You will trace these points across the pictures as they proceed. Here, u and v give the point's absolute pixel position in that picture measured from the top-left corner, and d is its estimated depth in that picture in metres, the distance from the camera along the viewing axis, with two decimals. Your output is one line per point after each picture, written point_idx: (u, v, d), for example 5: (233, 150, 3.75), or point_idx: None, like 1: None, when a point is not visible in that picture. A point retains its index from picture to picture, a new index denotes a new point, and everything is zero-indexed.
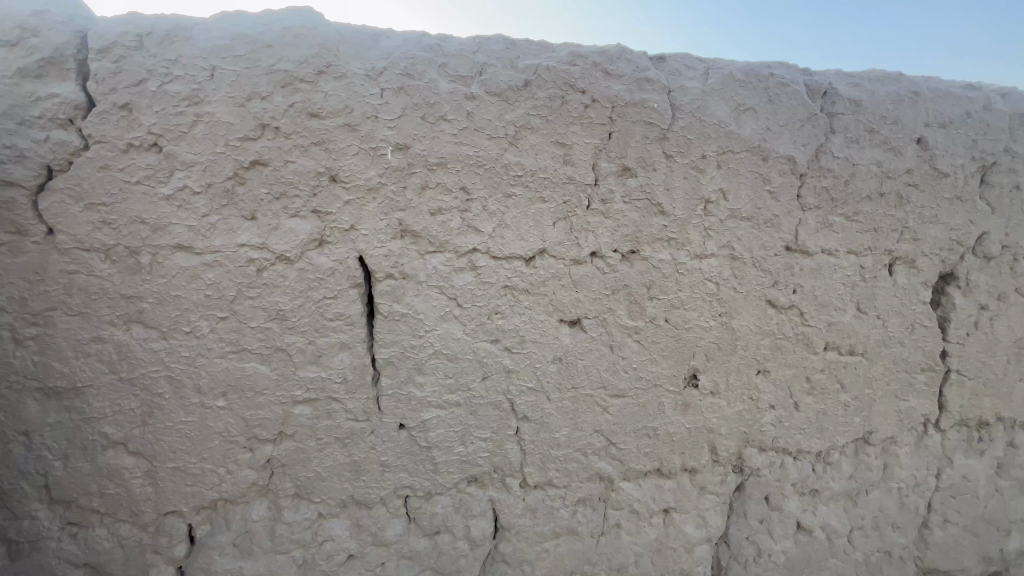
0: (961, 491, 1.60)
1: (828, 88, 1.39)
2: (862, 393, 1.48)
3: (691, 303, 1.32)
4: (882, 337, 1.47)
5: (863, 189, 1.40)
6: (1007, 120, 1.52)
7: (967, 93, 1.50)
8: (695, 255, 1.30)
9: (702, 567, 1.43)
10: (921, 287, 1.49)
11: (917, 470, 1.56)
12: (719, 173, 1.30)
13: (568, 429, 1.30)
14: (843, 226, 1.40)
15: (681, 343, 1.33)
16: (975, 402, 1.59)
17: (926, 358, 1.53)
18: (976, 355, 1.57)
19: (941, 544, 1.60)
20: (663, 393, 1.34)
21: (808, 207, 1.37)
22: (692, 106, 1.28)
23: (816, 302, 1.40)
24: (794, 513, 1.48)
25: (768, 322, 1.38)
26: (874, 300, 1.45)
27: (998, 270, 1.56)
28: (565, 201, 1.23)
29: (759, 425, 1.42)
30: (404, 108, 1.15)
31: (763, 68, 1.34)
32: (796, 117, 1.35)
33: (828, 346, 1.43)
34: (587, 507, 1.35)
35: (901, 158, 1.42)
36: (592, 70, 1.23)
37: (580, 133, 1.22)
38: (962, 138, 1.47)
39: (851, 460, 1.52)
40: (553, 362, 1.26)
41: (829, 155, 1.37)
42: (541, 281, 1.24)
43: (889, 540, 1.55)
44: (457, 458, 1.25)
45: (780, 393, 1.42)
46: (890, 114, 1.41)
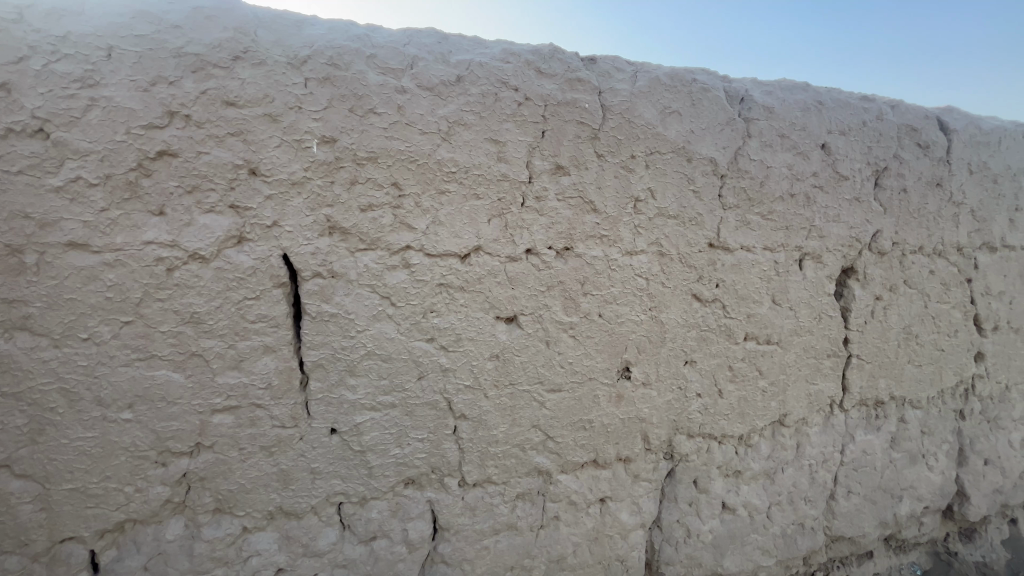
0: (861, 464, 1.77)
1: (744, 95, 1.48)
2: (778, 379, 1.60)
3: (623, 298, 1.36)
4: (794, 326, 1.60)
5: (776, 190, 1.51)
6: (895, 129, 1.70)
7: (863, 104, 1.66)
8: (626, 252, 1.35)
9: (637, 552, 1.48)
10: (826, 280, 1.63)
11: (825, 447, 1.71)
12: (647, 173, 1.35)
13: (506, 426, 1.31)
14: (759, 224, 1.50)
15: (614, 337, 1.37)
16: (873, 383, 1.77)
17: (831, 345, 1.67)
18: (873, 341, 1.74)
19: (846, 514, 1.76)
20: (597, 385, 1.38)
21: (728, 206, 1.45)
22: (622, 107, 1.32)
23: (737, 295, 1.50)
24: (719, 494, 1.57)
25: (694, 315, 1.45)
26: (786, 293, 1.56)
27: (889, 264, 1.74)
28: (500, 198, 1.23)
29: (687, 413, 1.50)
30: (330, 99, 1.10)
31: (687, 73, 1.41)
32: (717, 121, 1.43)
33: (748, 336, 1.53)
34: (526, 501, 1.36)
35: (808, 161, 1.54)
36: (524, 68, 1.24)
37: (513, 130, 1.23)
38: (859, 145, 1.63)
39: (769, 442, 1.64)
40: (490, 359, 1.26)
41: (746, 158, 1.46)
42: (477, 278, 1.23)
43: (802, 513, 1.69)
44: (393, 461, 1.23)
45: (706, 381, 1.50)
46: (798, 121, 1.53)
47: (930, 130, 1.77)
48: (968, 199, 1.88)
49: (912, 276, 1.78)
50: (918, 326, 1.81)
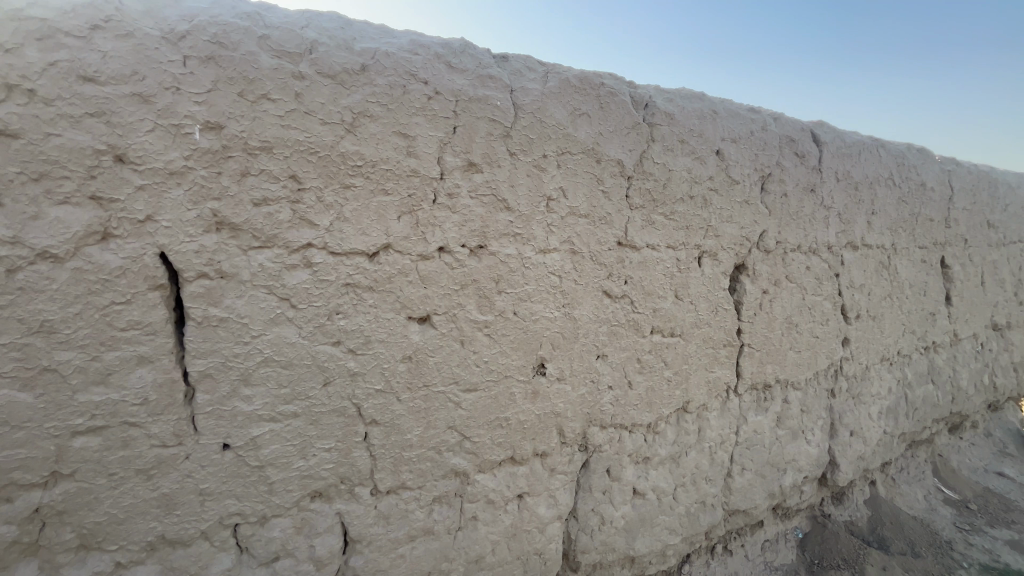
0: (752, 443, 1.95)
1: (648, 100, 1.56)
2: (681, 369, 1.71)
3: (537, 296, 1.38)
4: (694, 319, 1.71)
5: (677, 192, 1.61)
6: (777, 139, 1.88)
7: (751, 115, 1.81)
8: (539, 250, 1.37)
9: (554, 544, 1.51)
10: (722, 276, 1.77)
11: (723, 430, 1.86)
12: (558, 173, 1.38)
13: (421, 429, 1.27)
14: (663, 223, 1.59)
15: (529, 334, 1.38)
16: (761, 369, 1.95)
17: (727, 335, 1.82)
18: (761, 331, 1.91)
19: (741, 489, 1.93)
20: (513, 383, 1.38)
21: (635, 206, 1.53)
22: (533, 106, 1.33)
23: (643, 291, 1.58)
24: (630, 480, 1.65)
25: (605, 311, 1.51)
26: (687, 288, 1.68)
27: (773, 261, 1.93)
28: (410, 194, 1.19)
29: (599, 405, 1.55)
30: (215, 81, 1.00)
31: (596, 77, 1.45)
32: (623, 124, 1.49)
33: (654, 330, 1.62)
34: (443, 504, 1.34)
35: (705, 166, 1.66)
36: (434, 61, 1.21)
37: (423, 124, 1.19)
38: (748, 153, 1.78)
39: (674, 428, 1.75)
40: (403, 361, 1.22)
41: (650, 161, 1.54)
42: (386, 277, 1.18)
43: (703, 492, 1.82)
44: (297, 474, 1.14)
45: (617, 374, 1.57)
46: (696, 128, 1.64)
47: (805, 142, 1.99)
48: (836, 204, 2.13)
49: (792, 272, 1.99)
50: (797, 316, 2.03)
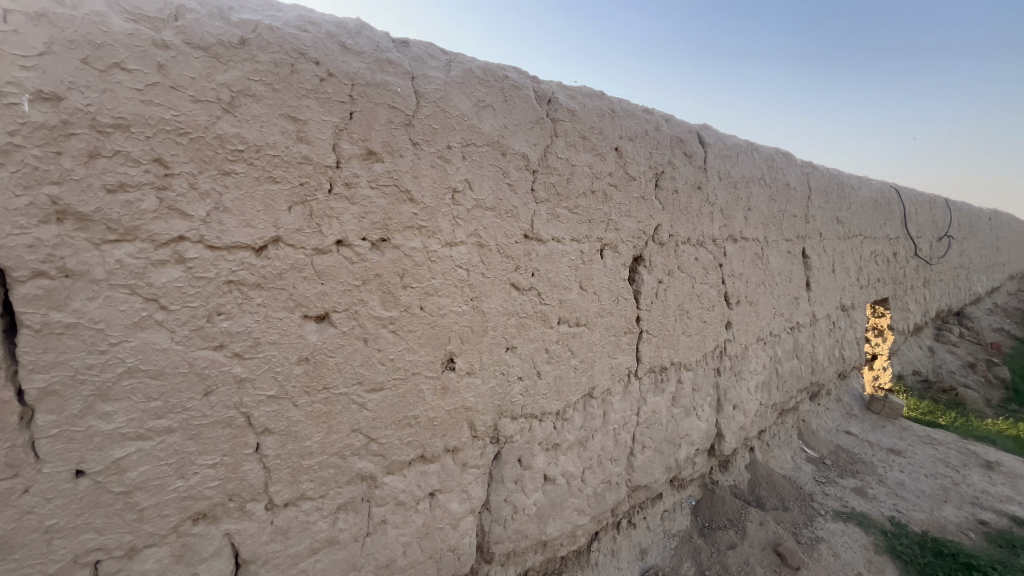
0: (651, 422, 2.09)
1: (551, 96, 1.59)
2: (586, 357, 1.79)
3: (444, 290, 1.35)
4: (598, 308, 1.80)
5: (580, 187, 1.67)
6: (669, 140, 2.02)
7: (645, 116, 1.93)
8: (446, 243, 1.34)
9: (468, 538, 1.51)
10: (622, 267, 1.87)
11: (625, 412, 1.98)
12: (463, 165, 1.36)
13: (322, 434, 1.19)
14: (567, 217, 1.64)
15: (437, 329, 1.35)
16: (658, 353, 2.10)
17: (628, 323, 1.93)
18: (657, 318, 2.06)
19: (642, 466, 2.07)
20: (421, 380, 1.35)
21: (540, 200, 1.56)
22: (435, 95, 1.29)
23: (550, 283, 1.62)
24: (541, 468, 1.70)
25: (513, 304, 1.52)
26: (591, 280, 1.75)
27: (667, 253, 2.08)
28: (302, 183, 1.10)
29: (509, 396, 1.57)
30: (49, 43, 0.84)
31: (499, 70, 1.45)
32: (528, 118, 1.51)
33: (560, 320, 1.67)
34: (348, 511, 1.27)
35: (605, 162, 1.74)
36: (326, 40, 1.13)
37: (315, 107, 1.10)
38: (643, 151, 1.89)
39: (581, 414, 1.82)
40: (299, 363, 1.13)
41: (554, 156, 1.58)
42: (277, 273, 1.09)
43: (608, 472, 1.93)
44: (174, 496, 1.02)
45: (526, 365, 1.60)
46: (596, 125, 1.71)
47: (693, 143, 2.16)
48: (719, 200, 2.35)
49: (683, 263, 2.16)
50: (688, 303, 2.21)
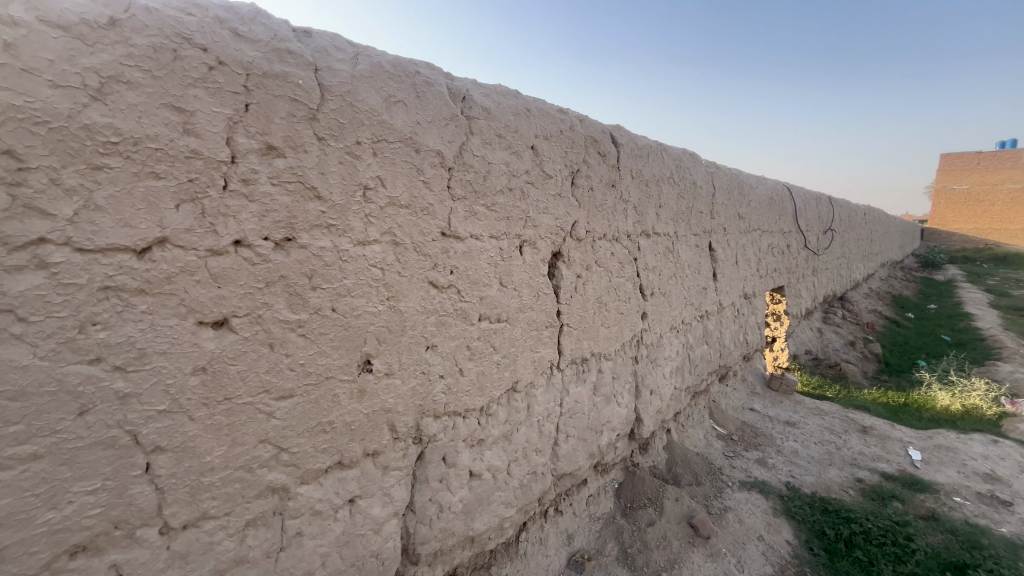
0: (574, 411, 2.17)
1: (465, 94, 1.59)
2: (508, 352, 1.81)
3: (357, 290, 1.31)
4: (519, 304, 1.83)
5: (497, 184, 1.68)
6: (583, 139, 2.10)
7: (560, 116, 1.99)
8: (358, 242, 1.30)
9: (391, 542, 1.48)
10: (541, 263, 1.92)
11: (548, 404, 2.04)
12: (374, 161, 1.33)
13: (223, 448, 1.11)
14: (485, 214, 1.65)
15: (351, 331, 1.31)
16: (579, 345, 2.18)
17: (548, 317, 1.99)
18: (576, 311, 2.14)
19: (566, 454, 2.14)
20: (336, 384, 1.30)
21: (456, 197, 1.56)
22: (342, 89, 1.25)
23: (469, 280, 1.62)
24: (466, 464, 1.70)
25: (431, 302, 1.51)
26: (511, 276, 1.78)
27: (584, 249, 2.16)
28: (191, 179, 1.02)
29: (431, 395, 1.56)
30: None
31: (410, 65, 1.43)
32: (441, 115, 1.50)
33: (481, 317, 1.69)
34: (258, 527, 1.20)
35: (521, 160, 1.77)
36: (215, 26, 1.05)
37: (203, 97, 1.02)
38: (558, 149, 1.95)
39: (505, 408, 1.85)
40: (194, 374, 1.05)
41: (469, 153, 1.59)
42: (163, 277, 1.00)
43: (534, 463, 1.97)
44: (45, 530, 0.90)
45: (447, 363, 1.59)
46: (511, 124, 1.73)
47: (606, 143, 2.26)
48: (632, 198, 2.48)
49: (600, 258, 2.26)
50: (605, 296, 2.32)
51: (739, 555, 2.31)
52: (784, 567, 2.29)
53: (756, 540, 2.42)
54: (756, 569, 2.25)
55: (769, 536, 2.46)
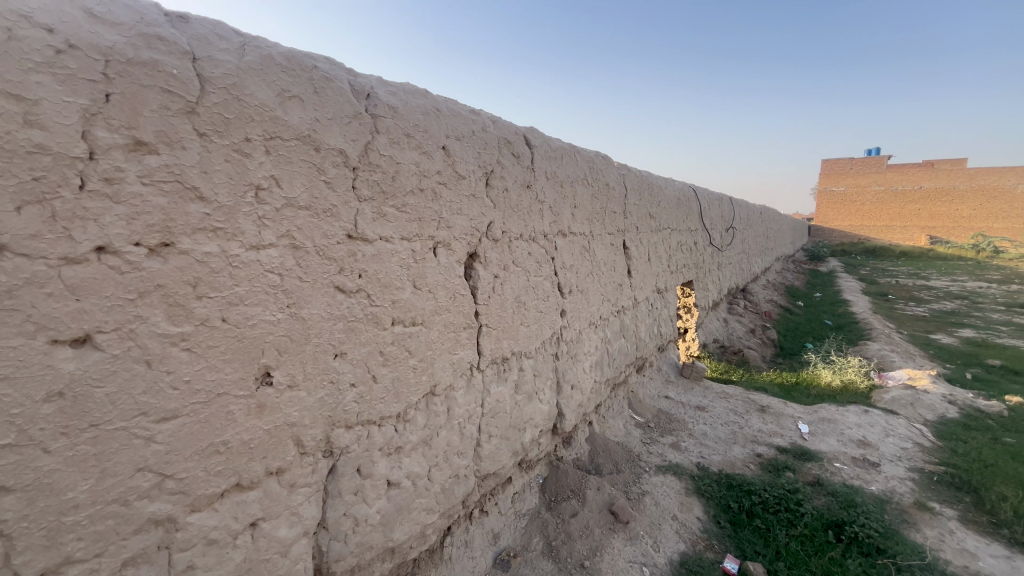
0: (496, 411, 2.18)
1: (369, 91, 1.54)
2: (425, 356, 1.78)
3: (251, 298, 1.22)
4: (434, 307, 1.81)
5: (407, 185, 1.65)
6: (496, 140, 2.11)
7: (472, 117, 1.99)
8: (250, 246, 1.21)
9: (302, 564, 1.40)
10: (456, 264, 1.91)
11: (469, 405, 2.03)
12: (267, 160, 1.24)
13: (90, 482, 0.99)
14: (394, 216, 1.61)
15: (246, 342, 1.22)
16: (498, 345, 2.19)
17: (466, 318, 1.98)
18: (495, 311, 2.15)
19: (489, 454, 2.15)
20: (230, 400, 1.20)
21: (362, 198, 1.50)
22: (225, 81, 1.15)
23: (380, 283, 1.57)
24: (383, 474, 1.65)
25: (338, 308, 1.44)
26: (425, 278, 1.75)
27: (501, 249, 2.18)
28: (36, 177, 0.90)
29: (341, 405, 1.49)
30: None
31: (307, 59, 1.36)
32: (343, 112, 1.43)
33: (394, 321, 1.64)
34: (140, 565, 1.08)
35: (433, 160, 1.75)
36: (64, 4, 0.94)
37: (50, 84, 0.91)
38: (471, 150, 1.95)
39: (424, 413, 1.82)
40: (48, 400, 0.92)
41: (375, 153, 1.53)
42: (3, 291, 0.87)
43: (456, 466, 1.96)
44: None
45: (359, 370, 1.53)
46: (420, 123, 1.70)
47: (520, 144, 2.29)
48: (547, 199, 2.53)
49: (516, 258, 2.29)
50: (523, 296, 2.35)
51: (655, 536, 2.44)
52: (695, 542, 2.46)
53: (670, 519, 2.57)
54: (671, 547, 2.40)
55: (682, 515, 2.63)
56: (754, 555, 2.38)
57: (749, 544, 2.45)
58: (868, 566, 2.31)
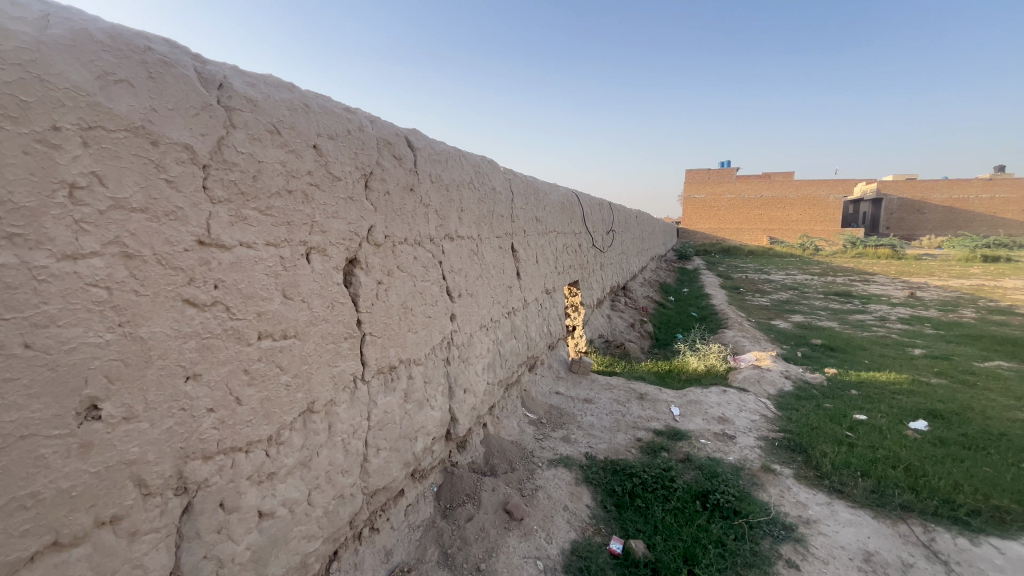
0: (383, 423, 2.09)
1: (222, 81, 1.39)
2: (300, 371, 1.65)
3: (68, 317, 1.03)
4: (308, 317, 1.68)
5: (272, 185, 1.50)
6: (375, 140, 2.03)
7: (346, 115, 1.89)
8: (64, 255, 1.02)
9: None
10: (334, 271, 1.79)
11: (353, 419, 1.92)
12: (84, 152, 1.05)
13: None
14: (257, 219, 1.46)
15: (61, 371, 1.02)
16: (384, 354, 2.11)
17: (347, 328, 1.87)
18: (379, 319, 2.06)
19: (378, 469, 2.05)
20: (39, 442, 1.00)
21: (216, 199, 1.34)
22: (22, 57, 0.96)
23: (241, 294, 1.42)
24: (253, 505, 1.49)
25: (189, 324, 1.27)
26: (296, 286, 1.61)
27: (384, 254, 2.10)
28: None
29: (197, 434, 1.32)
30: None
31: (138, 39, 1.18)
32: (188, 103, 1.27)
33: (261, 335, 1.49)
34: None
35: (302, 160, 1.62)
36: None
37: None
38: (347, 150, 1.85)
39: (301, 433, 1.68)
40: None
41: (230, 149, 1.38)
42: None
43: (340, 485, 1.84)
44: None
45: (218, 393, 1.36)
46: (286, 119, 1.57)
47: (402, 146, 2.22)
48: (432, 202, 2.50)
49: (401, 263, 2.22)
50: (410, 302, 2.29)
51: (548, 529, 2.53)
52: (584, 529, 2.59)
53: (562, 510, 2.69)
54: (562, 537, 2.50)
55: (572, 505, 2.76)
56: (636, 533, 2.58)
57: (631, 523, 2.65)
58: (728, 527, 2.63)
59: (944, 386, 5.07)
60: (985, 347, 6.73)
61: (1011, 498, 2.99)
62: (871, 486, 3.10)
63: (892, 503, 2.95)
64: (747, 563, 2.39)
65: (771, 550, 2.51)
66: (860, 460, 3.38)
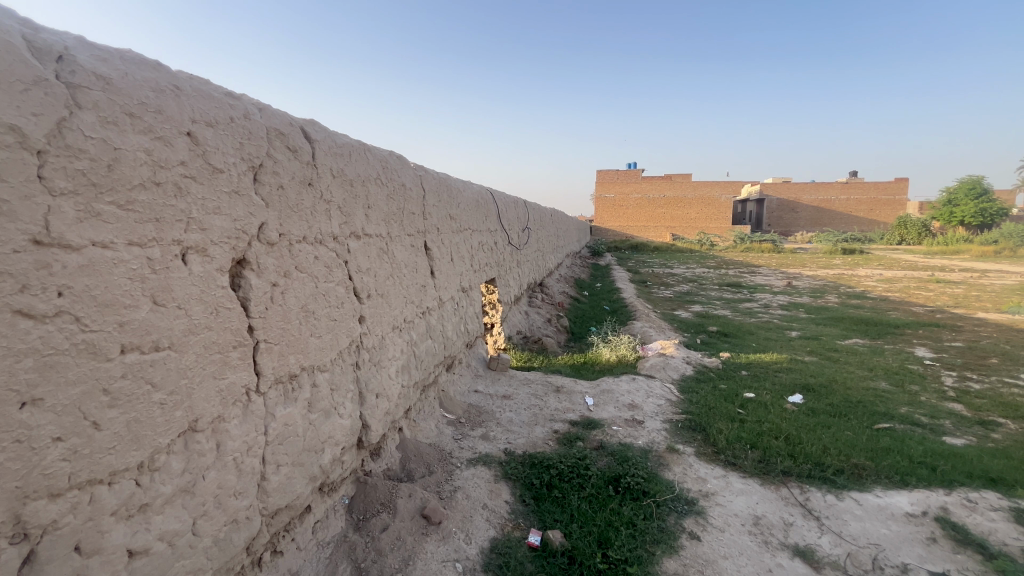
0: (284, 437, 1.93)
1: (62, 52, 1.19)
2: (178, 387, 1.46)
3: None
4: (187, 326, 1.49)
5: (134, 176, 1.31)
6: (264, 130, 1.86)
7: (228, 101, 1.71)
8: None
9: None
10: (217, 273, 1.61)
11: (247, 436, 1.75)
12: None
13: None
14: (115, 215, 1.27)
15: None
16: (283, 362, 1.94)
17: (236, 336, 1.70)
18: (276, 324, 1.90)
19: (279, 487, 1.89)
20: None
21: (57, 191, 1.15)
22: None
23: (96, 303, 1.22)
24: (121, 543, 1.30)
25: (23, 338, 1.08)
26: (170, 292, 1.42)
27: (279, 254, 1.93)
28: None
29: (41, 468, 1.12)
30: None
31: None
32: (14, 76, 1.08)
33: (126, 348, 1.29)
34: None
35: (173, 149, 1.43)
36: None
37: None
38: (230, 139, 1.67)
39: (181, 456, 1.49)
40: None
41: (76, 133, 1.18)
42: None
43: (233, 509, 1.66)
44: None
45: (67, 419, 1.16)
46: (152, 101, 1.38)
47: (297, 137, 2.06)
48: (335, 198, 2.35)
49: (300, 263, 2.06)
50: (311, 304, 2.13)
51: (466, 529, 2.50)
52: (503, 525, 2.60)
53: (481, 509, 2.67)
54: (481, 536, 2.48)
55: (491, 502, 2.75)
56: (553, 523, 2.63)
57: (549, 515, 2.70)
58: (637, 508, 2.78)
59: (815, 363, 5.78)
60: (846, 327, 7.81)
61: (866, 456, 3.48)
62: (758, 457, 3.44)
63: (775, 469, 3.31)
64: (654, 540, 2.54)
65: (675, 525, 2.70)
66: (750, 434, 3.75)
